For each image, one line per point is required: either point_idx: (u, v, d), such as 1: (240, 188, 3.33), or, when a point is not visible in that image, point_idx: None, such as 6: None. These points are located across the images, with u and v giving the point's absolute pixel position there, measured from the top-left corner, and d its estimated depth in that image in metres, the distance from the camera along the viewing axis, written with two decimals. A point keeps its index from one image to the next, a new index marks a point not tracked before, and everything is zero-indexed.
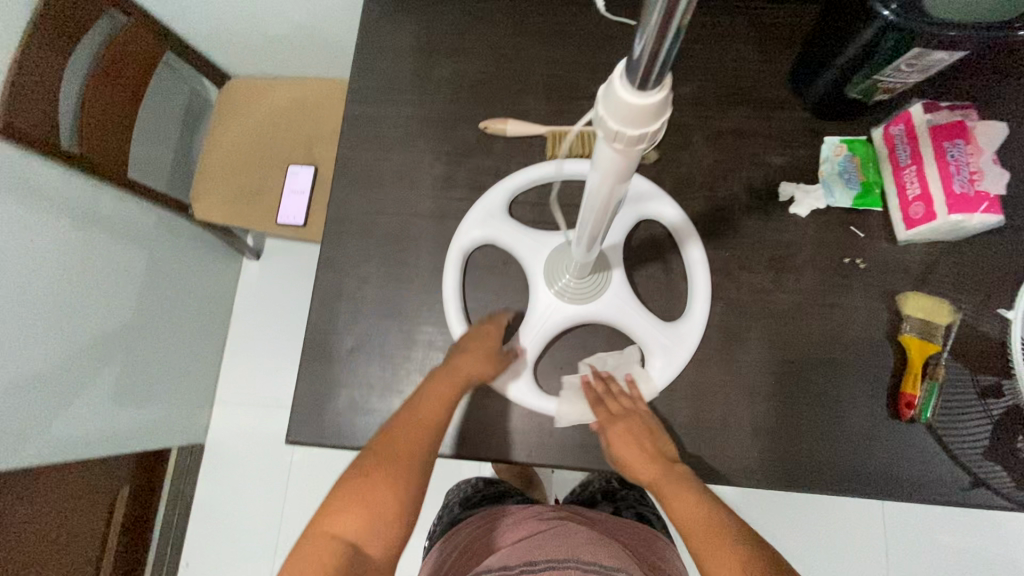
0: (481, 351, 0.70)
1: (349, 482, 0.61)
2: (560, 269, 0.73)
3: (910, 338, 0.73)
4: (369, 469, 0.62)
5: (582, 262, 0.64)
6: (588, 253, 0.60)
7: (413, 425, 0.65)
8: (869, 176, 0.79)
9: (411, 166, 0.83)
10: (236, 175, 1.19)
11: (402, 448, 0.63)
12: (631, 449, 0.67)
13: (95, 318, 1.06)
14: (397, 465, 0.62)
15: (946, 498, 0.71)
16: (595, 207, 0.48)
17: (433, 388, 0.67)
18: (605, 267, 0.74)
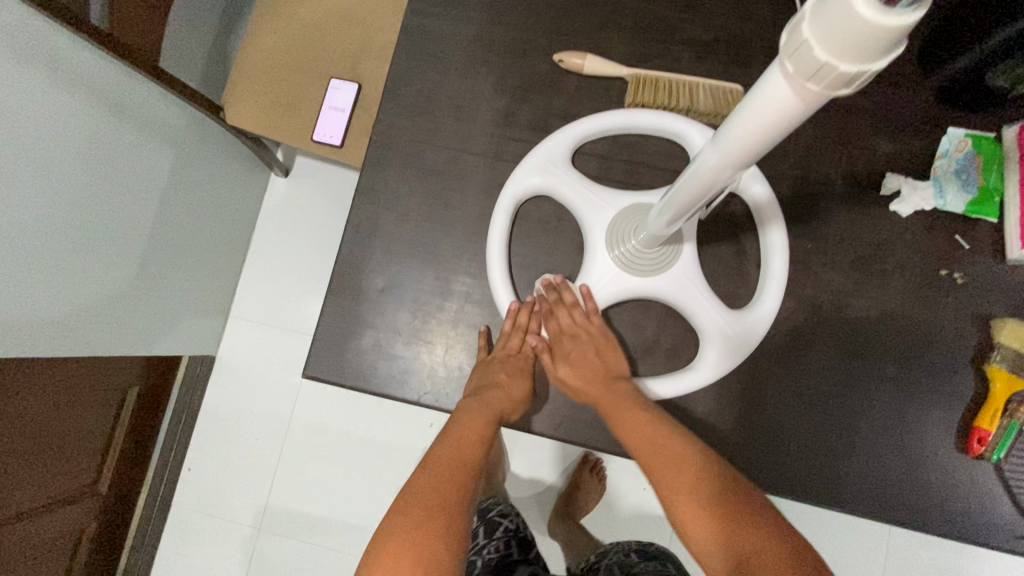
0: (515, 385, 0.67)
1: (401, 509, 0.55)
2: (625, 236, 0.65)
3: (998, 370, 0.65)
4: (419, 490, 0.56)
5: (654, 233, 0.57)
6: (668, 226, 0.53)
7: (456, 442, 0.61)
8: (988, 181, 0.69)
9: (469, 95, 0.74)
10: (273, 80, 1.09)
11: (451, 465, 0.59)
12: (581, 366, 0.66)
13: (117, 214, 1.01)
14: (451, 481, 0.58)
15: (999, 544, 0.65)
16: (700, 182, 0.40)
17: (468, 408, 0.64)
18: (675, 239, 0.66)
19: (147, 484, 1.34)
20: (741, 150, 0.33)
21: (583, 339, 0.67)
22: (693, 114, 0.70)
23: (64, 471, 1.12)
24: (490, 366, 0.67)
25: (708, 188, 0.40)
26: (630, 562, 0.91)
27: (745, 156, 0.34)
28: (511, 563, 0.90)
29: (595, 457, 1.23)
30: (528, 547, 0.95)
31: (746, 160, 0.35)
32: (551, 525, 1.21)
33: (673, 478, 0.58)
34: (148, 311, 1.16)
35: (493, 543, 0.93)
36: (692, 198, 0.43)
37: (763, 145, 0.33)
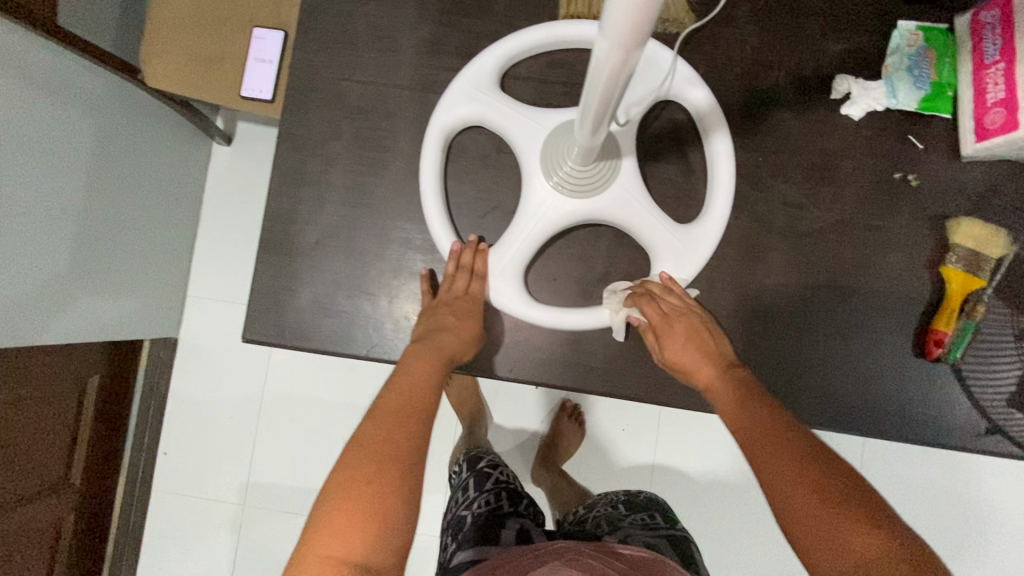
0: (462, 328, 0.63)
1: (347, 464, 0.52)
2: (560, 156, 0.61)
3: (953, 271, 0.63)
4: (368, 442, 0.53)
5: (586, 146, 0.54)
6: (593, 138, 0.49)
7: (406, 389, 0.58)
8: (941, 73, 0.65)
9: (391, 24, 0.68)
10: (194, 35, 1.01)
11: (403, 413, 0.56)
12: (689, 352, 0.60)
13: (39, 194, 0.94)
14: (405, 429, 0.54)
15: (957, 443, 0.65)
16: (603, 78, 0.37)
17: (415, 354, 0.61)
18: (615, 155, 0.62)
19: (123, 472, 1.31)
20: (626, 24, 0.30)
21: (694, 327, 0.61)
22: None
23: (32, 466, 1.09)
24: (435, 311, 0.64)
25: (614, 82, 0.37)
26: (618, 515, 0.83)
27: (634, 31, 0.31)
28: (500, 515, 0.77)
29: (573, 404, 1.22)
30: (518, 498, 0.83)
31: (638, 39, 0.32)
32: (533, 473, 1.20)
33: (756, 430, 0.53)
34: (94, 295, 1.11)
35: (483, 496, 0.83)
36: (603, 98, 0.40)
37: (647, 13, 0.29)
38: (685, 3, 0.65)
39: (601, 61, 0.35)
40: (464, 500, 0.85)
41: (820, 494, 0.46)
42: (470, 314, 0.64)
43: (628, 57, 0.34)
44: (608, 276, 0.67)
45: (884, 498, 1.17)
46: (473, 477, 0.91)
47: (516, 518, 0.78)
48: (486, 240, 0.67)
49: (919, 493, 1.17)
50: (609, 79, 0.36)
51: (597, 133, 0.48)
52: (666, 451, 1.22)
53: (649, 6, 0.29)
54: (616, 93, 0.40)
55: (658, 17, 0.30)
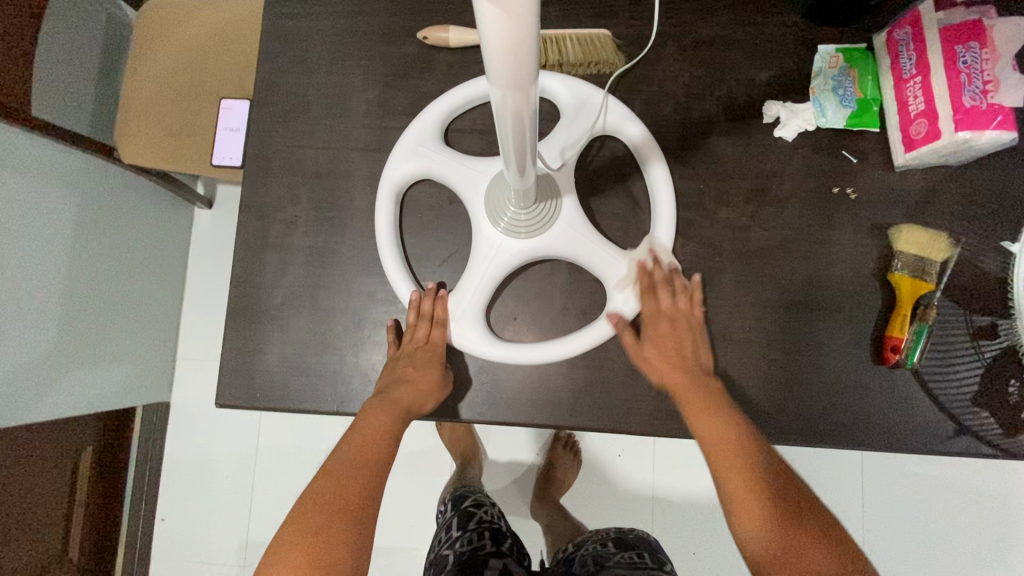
0: (421, 378, 0.64)
1: (298, 516, 0.55)
2: (503, 200, 0.64)
3: (900, 277, 0.65)
4: (319, 496, 0.56)
5: (521, 189, 0.57)
6: (522, 179, 0.52)
7: (361, 443, 0.60)
8: (867, 91, 0.68)
9: (341, 91, 0.72)
10: (164, 111, 1.05)
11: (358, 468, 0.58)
12: (664, 349, 0.64)
13: (24, 274, 0.97)
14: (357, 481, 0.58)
15: (928, 447, 0.65)
16: (508, 121, 0.39)
17: (374, 406, 0.62)
18: (554, 195, 0.66)
19: (122, 541, 1.31)
20: (505, 69, 0.33)
21: (679, 324, 0.65)
22: (566, 67, 0.70)
23: (28, 544, 1.10)
24: (398, 360, 0.65)
25: (520, 124, 0.40)
26: (605, 553, 0.83)
27: (518, 71, 0.33)
28: (482, 555, 0.77)
29: (566, 434, 1.21)
30: (501, 539, 0.82)
31: (523, 80, 0.35)
32: (532, 508, 1.19)
33: (720, 441, 0.59)
34: (82, 367, 1.12)
35: (466, 535, 0.82)
36: (516, 140, 0.42)
37: (524, 54, 0.32)
38: (614, 45, 0.69)
39: (501, 106, 0.38)
40: (446, 540, 0.84)
41: (755, 493, 0.56)
42: (430, 365, 0.64)
43: (524, 95, 0.36)
44: (564, 310, 0.68)
45: (890, 504, 1.16)
46: (457, 516, 0.89)
47: (498, 557, 0.77)
48: (446, 286, 0.69)
49: (923, 497, 1.16)
50: (514, 122, 0.39)
51: (524, 175, 0.51)
52: (664, 476, 1.20)
53: (520, 51, 0.32)
54: (529, 134, 0.43)
55: (537, 53, 0.33)
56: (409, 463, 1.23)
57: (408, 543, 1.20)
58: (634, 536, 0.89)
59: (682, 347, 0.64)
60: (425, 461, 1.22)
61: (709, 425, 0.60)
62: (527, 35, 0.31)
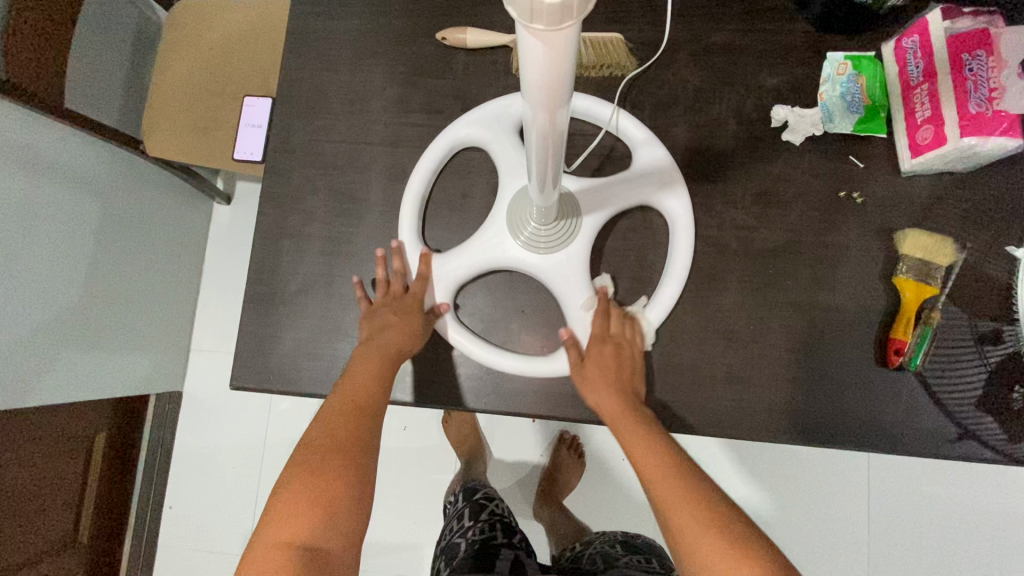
0: (402, 324, 0.66)
1: (301, 456, 0.57)
2: (525, 216, 0.67)
3: (905, 280, 0.66)
4: (317, 437, 0.58)
5: (543, 206, 0.60)
6: (543, 195, 0.54)
7: (354, 386, 0.61)
8: (874, 98, 0.70)
9: (361, 88, 0.75)
10: (190, 107, 1.09)
11: (345, 416, 0.59)
12: (600, 373, 0.64)
13: (46, 260, 1.00)
14: (343, 428, 0.58)
15: (930, 451, 0.66)
16: (538, 137, 0.41)
17: (361, 355, 0.64)
18: (574, 213, 0.68)
19: (131, 527, 1.33)
20: (541, 93, 0.35)
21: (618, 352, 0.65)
22: (579, 69, 0.72)
23: (40, 524, 1.12)
24: (378, 312, 0.67)
25: (547, 142, 0.41)
26: (614, 554, 0.83)
27: (553, 95, 0.35)
28: (493, 544, 0.77)
29: (571, 435, 1.22)
30: (512, 532, 0.83)
31: (556, 104, 0.36)
32: (535, 508, 1.20)
33: (655, 466, 0.57)
34: (99, 353, 1.15)
35: (478, 525, 0.83)
36: (540, 155, 0.44)
37: (561, 80, 0.34)
38: (626, 48, 0.70)
39: (531, 123, 0.39)
40: (458, 529, 0.85)
41: (702, 525, 0.53)
42: (410, 312, 0.67)
43: (556, 117, 0.38)
44: None
45: (896, 519, 1.15)
46: (469, 507, 0.90)
47: (509, 548, 0.78)
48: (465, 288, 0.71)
49: (931, 513, 1.14)
50: (541, 138, 0.41)
51: (549, 191, 0.53)
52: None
53: (558, 78, 0.33)
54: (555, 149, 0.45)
55: (573, 78, 0.34)
56: (414, 459, 1.24)
57: (411, 539, 1.21)
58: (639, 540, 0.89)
59: (618, 368, 0.64)
60: (430, 457, 1.24)
61: (669, 492, 0.56)
62: (565, 66, 0.32)
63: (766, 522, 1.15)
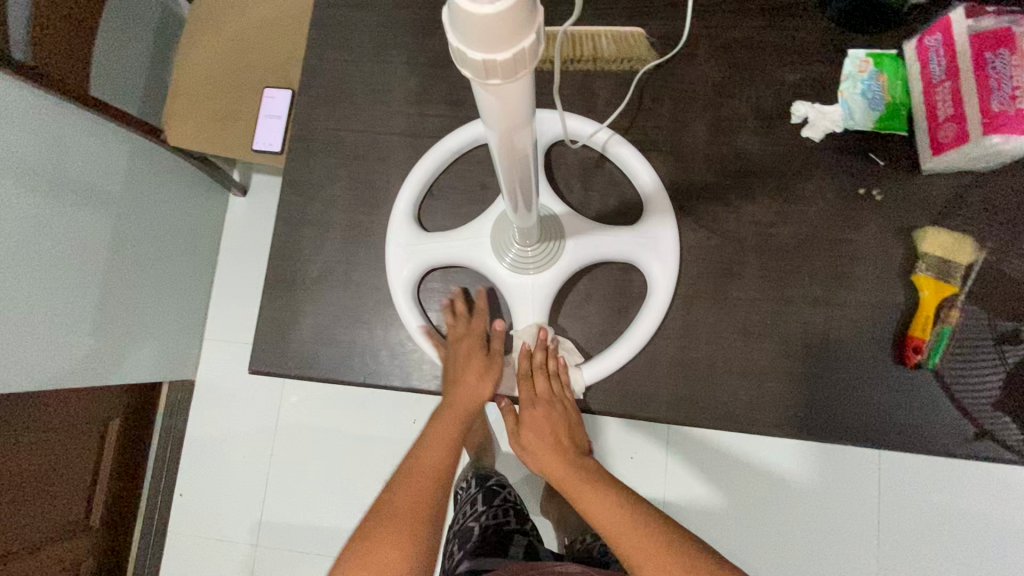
0: (473, 373, 0.67)
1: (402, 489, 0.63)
2: (507, 239, 0.69)
3: (923, 277, 0.66)
4: (416, 473, 0.64)
5: (525, 227, 0.60)
6: (525, 215, 0.55)
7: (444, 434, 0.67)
8: (895, 95, 0.70)
9: (383, 79, 0.75)
10: (210, 98, 1.11)
11: (425, 485, 0.64)
12: (540, 435, 0.67)
13: (66, 247, 1.02)
14: (425, 495, 0.63)
15: (947, 450, 0.65)
16: (506, 162, 0.41)
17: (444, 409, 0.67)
18: (557, 235, 0.69)
19: (140, 513, 1.34)
20: (501, 125, 0.35)
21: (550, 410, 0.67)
22: (600, 63, 0.73)
23: (53, 508, 1.14)
24: (445, 357, 0.68)
25: (516, 163, 0.41)
26: None
27: (513, 125, 0.35)
28: (507, 531, 0.80)
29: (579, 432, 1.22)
30: (525, 518, 0.85)
31: (517, 132, 0.36)
32: (543, 504, 1.20)
33: (605, 518, 0.61)
34: (115, 339, 1.17)
35: (492, 510, 0.85)
36: (510, 177, 0.44)
37: (521, 112, 0.34)
38: (647, 42, 0.72)
39: (497, 149, 0.39)
40: (472, 513, 0.87)
41: (659, 562, 0.57)
42: (478, 351, 0.68)
43: (521, 146, 0.39)
44: (592, 312, 0.70)
45: (907, 522, 1.14)
46: (482, 493, 0.90)
47: (522, 534, 0.80)
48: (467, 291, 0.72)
49: (942, 517, 1.13)
50: (507, 162, 0.41)
51: (529, 211, 0.54)
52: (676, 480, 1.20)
53: (517, 112, 0.33)
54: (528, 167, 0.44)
55: (532, 108, 0.34)
56: None
57: None
58: None
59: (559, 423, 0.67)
60: None
61: (622, 537, 0.59)
62: (521, 101, 0.32)
63: (775, 522, 1.15)
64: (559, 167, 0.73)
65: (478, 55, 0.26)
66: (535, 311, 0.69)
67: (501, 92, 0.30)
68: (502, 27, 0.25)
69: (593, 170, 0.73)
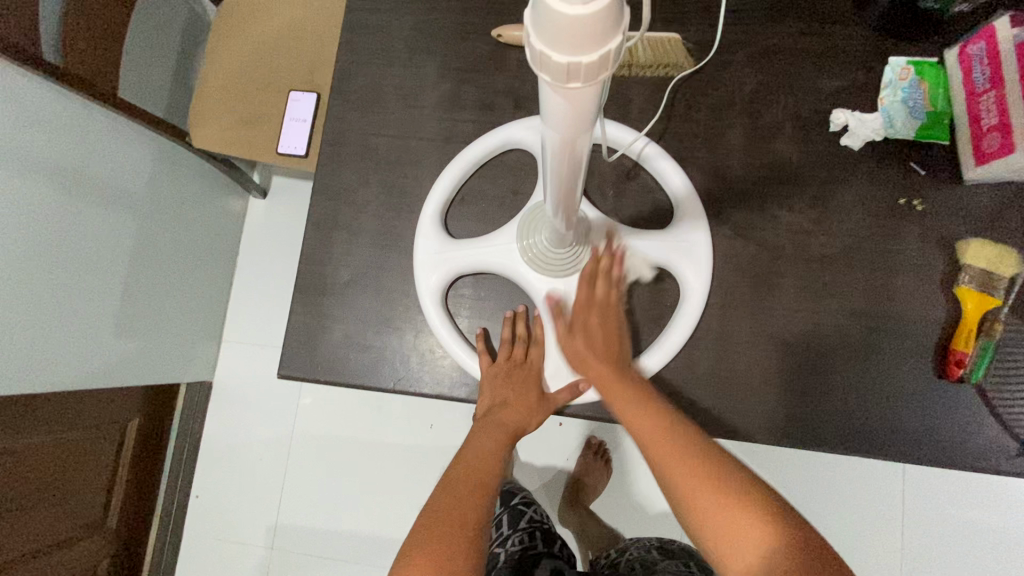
0: (522, 403, 0.66)
1: (443, 495, 0.56)
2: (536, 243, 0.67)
3: (967, 291, 0.64)
4: (457, 479, 0.58)
5: (559, 231, 0.59)
6: (564, 219, 0.53)
7: (485, 450, 0.62)
8: (936, 104, 0.69)
9: (415, 83, 0.75)
10: (235, 100, 1.11)
11: (470, 482, 0.58)
12: (586, 336, 0.60)
13: (89, 247, 1.02)
14: (470, 498, 0.56)
15: (989, 466, 0.64)
16: (557, 158, 0.38)
17: (484, 428, 0.64)
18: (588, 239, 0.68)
19: (156, 515, 1.34)
20: (562, 121, 0.32)
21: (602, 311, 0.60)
22: (635, 68, 0.72)
23: (71, 507, 1.14)
24: (497, 379, 0.66)
25: (568, 161, 0.38)
26: (652, 559, 0.82)
27: (576, 123, 0.32)
28: (533, 555, 0.78)
29: (598, 440, 1.21)
30: (552, 540, 0.83)
31: (579, 130, 0.33)
32: (561, 513, 1.19)
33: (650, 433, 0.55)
34: (135, 339, 1.17)
35: (517, 534, 0.83)
36: (560, 174, 0.41)
37: (586, 110, 0.30)
38: (682, 48, 0.69)
39: (550, 146, 0.36)
40: (497, 537, 0.85)
41: (704, 482, 0.52)
42: (530, 382, 0.67)
43: (579, 144, 0.35)
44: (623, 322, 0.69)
45: (932, 538, 1.12)
46: (507, 513, 0.89)
47: (549, 558, 0.79)
48: (493, 298, 0.71)
49: (969, 534, 1.11)
50: (560, 158, 0.37)
51: (568, 215, 0.52)
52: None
53: (582, 110, 0.30)
54: (578, 166, 0.41)
55: (598, 107, 0.31)
56: None
57: None
58: (682, 547, 0.87)
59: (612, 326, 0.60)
60: None
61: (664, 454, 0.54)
62: (590, 99, 0.29)
63: None
64: (592, 174, 0.72)
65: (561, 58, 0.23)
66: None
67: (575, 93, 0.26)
68: (594, 24, 0.21)
69: (626, 176, 0.72)
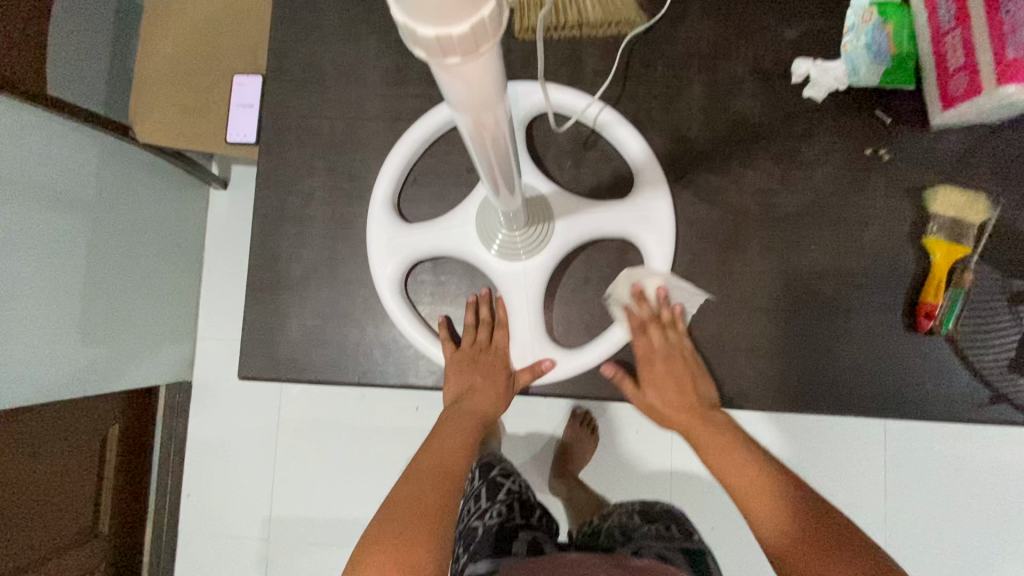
0: (488, 388, 0.64)
1: (402, 488, 0.56)
2: (492, 223, 0.64)
3: (935, 241, 0.63)
4: (418, 470, 0.58)
5: (510, 211, 0.56)
6: (510, 198, 0.50)
7: (450, 439, 0.61)
8: (902, 47, 0.66)
9: (356, 59, 0.71)
10: (178, 89, 1.05)
11: (432, 474, 0.57)
12: (664, 380, 0.63)
13: (42, 254, 0.97)
14: (429, 489, 0.56)
15: (963, 415, 0.63)
16: (474, 138, 0.35)
17: (450, 416, 0.63)
18: (545, 216, 0.65)
19: (150, 517, 1.34)
20: (465, 96, 0.30)
21: (673, 358, 0.63)
22: (585, 29, 0.68)
23: (61, 520, 1.13)
24: (462, 366, 0.65)
25: (487, 141, 0.36)
26: (633, 525, 0.83)
27: (480, 95, 0.30)
28: (513, 527, 0.77)
29: (584, 411, 1.21)
30: (531, 511, 0.83)
31: (486, 101, 0.31)
32: (551, 484, 1.19)
33: (732, 472, 0.58)
34: (106, 346, 1.14)
35: (495, 507, 0.81)
36: (484, 155, 0.38)
37: (486, 78, 0.28)
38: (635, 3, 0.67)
39: (465, 127, 0.34)
40: (475, 510, 0.83)
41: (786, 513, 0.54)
42: (498, 365, 0.65)
43: (491, 120, 0.33)
44: (587, 300, 0.67)
45: (914, 477, 1.14)
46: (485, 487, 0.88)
47: (527, 530, 0.78)
48: (454, 283, 0.69)
49: (948, 471, 1.14)
50: (478, 138, 0.35)
51: (512, 195, 0.50)
52: (682, 453, 1.20)
53: (481, 80, 0.28)
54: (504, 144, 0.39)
55: (498, 73, 0.29)
56: None
57: None
58: (665, 507, 0.87)
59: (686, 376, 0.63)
60: None
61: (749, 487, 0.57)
62: (486, 65, 0.27)
63: None
64: (547, 145, 0.69)
65: (430, 32, 0.23)
66: (529, 298, 0.66)
67: (464, 71, 0.27)
68: None
69: (584, 145, 0.69)
